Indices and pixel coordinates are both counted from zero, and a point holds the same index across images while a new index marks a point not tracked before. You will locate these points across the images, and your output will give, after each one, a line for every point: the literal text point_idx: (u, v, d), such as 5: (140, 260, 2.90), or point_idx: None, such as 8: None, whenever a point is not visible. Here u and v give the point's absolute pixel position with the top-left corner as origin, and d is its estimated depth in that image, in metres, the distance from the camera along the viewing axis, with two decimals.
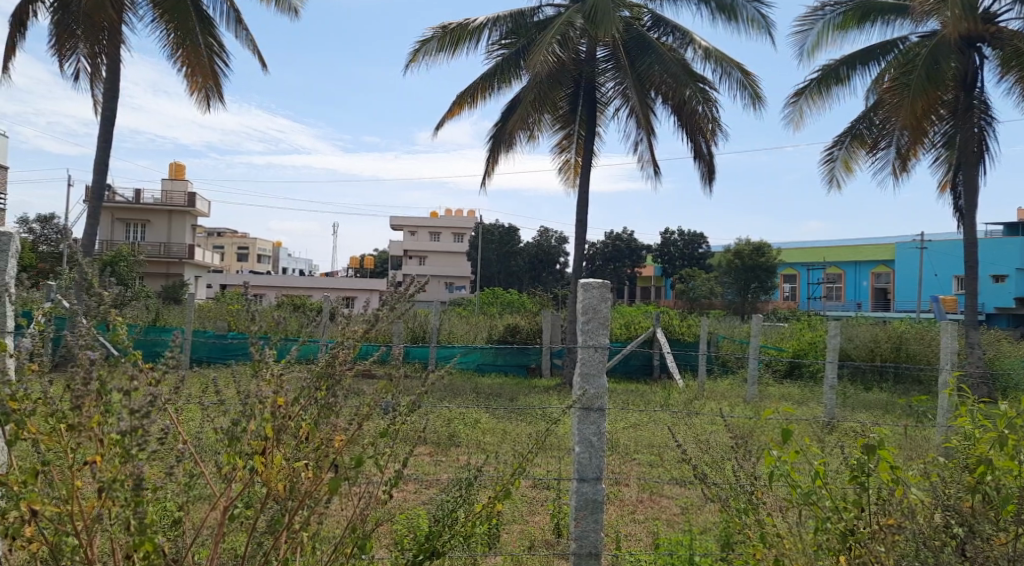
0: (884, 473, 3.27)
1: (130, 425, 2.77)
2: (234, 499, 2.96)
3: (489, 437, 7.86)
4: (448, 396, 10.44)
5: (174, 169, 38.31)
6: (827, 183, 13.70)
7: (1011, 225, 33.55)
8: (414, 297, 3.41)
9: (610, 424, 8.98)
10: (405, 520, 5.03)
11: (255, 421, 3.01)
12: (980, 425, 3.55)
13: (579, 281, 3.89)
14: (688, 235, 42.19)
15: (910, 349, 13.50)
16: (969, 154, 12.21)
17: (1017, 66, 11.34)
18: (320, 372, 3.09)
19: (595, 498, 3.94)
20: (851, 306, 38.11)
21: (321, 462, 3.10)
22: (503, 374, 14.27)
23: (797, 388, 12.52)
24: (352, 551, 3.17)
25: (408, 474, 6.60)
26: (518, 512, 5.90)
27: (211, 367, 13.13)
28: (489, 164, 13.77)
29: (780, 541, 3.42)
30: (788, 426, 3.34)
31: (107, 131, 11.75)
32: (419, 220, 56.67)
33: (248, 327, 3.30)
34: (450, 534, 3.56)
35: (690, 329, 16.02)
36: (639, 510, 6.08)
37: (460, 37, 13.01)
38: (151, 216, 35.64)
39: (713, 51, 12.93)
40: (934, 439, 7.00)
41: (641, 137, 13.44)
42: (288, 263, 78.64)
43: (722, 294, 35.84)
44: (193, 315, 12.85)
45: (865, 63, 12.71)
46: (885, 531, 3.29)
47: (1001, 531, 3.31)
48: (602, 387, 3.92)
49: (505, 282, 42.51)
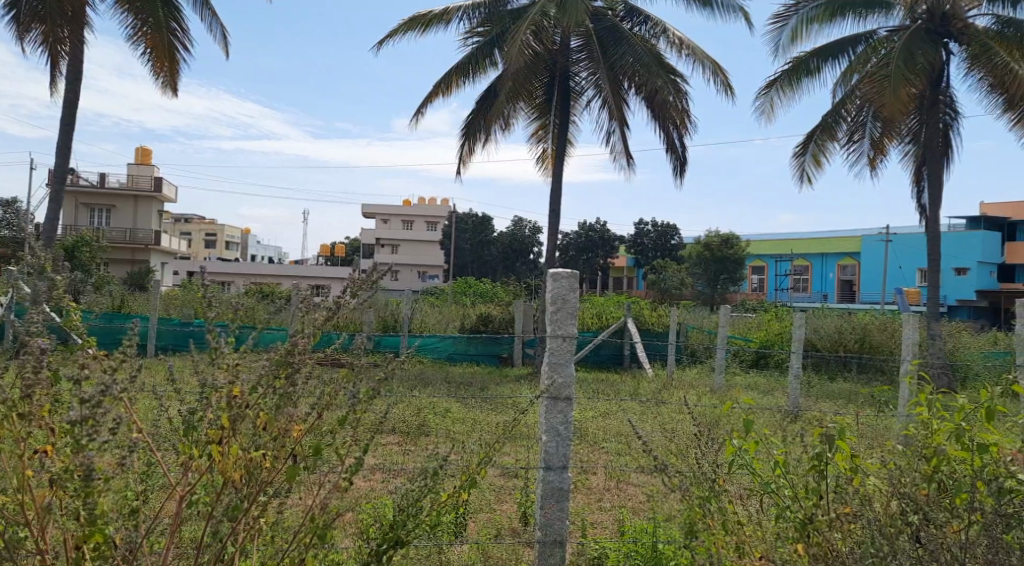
0: (842, 462, 3.35)
1: (80, 415, 2.70)
2: (190, 487, 2.93)
3: (459, 425, 7.86)
4: (417, 384, 10.40)
5: (140, 153, 37.72)
6: (798, 179, 13.83)
7: (974, 219, 34.01)
8: (379, 283, 3.38)
9: (579, 412, 9.03)
10: (370, 509, 5.04)
11: (212, 410, 2.99)
12: (938, 415, 3.49)
13: (548, 271, 3.89)
14: (660, 226, 42.44)
15: (873, 341, 13.73)
16: (935, 148, 12.37)
17: (984, 61, 11.53)
18: (279, 360, 3.03)
19: (561, 486, 3.95)
20: (818, 297, 38.67)
21: (279, 453, 3.08)
22: (475, 363, 14.21)
23: (763, 378, 12.71)
24: (312, 540, 3.12)
25: (376, 461, 6.61)
26: (485, 500, 5.91)
27: (175, 354, 12.94)
28: (465, 154, 13.72)
29: (741, 527, 3.49)
30: (748, 418, 3.41)
31: (70, 114, 11.51)
32: (391, 208, 56.32)
33: (205, 314, 3.23)
34: (414, 524, 3.50)
35: (660, 319, 16.13)
36: (605, 498, 6.12)
37: (433, 23, 12.91)
38: (116, 200, 35.03)
39: (687, 40, 12.95)
40: (894, 428, 7.10)
41: (614, 128, 13.47)
42: (256, 250, 77.99)
43: (693, 284, 36.17)
44: (156, 302, 12.66)
45: (835, 56, 12.82)
46: (841, 519, 3.36)
47: (956, 519, 3.31)
48: (569, 376, 3.91)
49: (477, 271, 42.51)
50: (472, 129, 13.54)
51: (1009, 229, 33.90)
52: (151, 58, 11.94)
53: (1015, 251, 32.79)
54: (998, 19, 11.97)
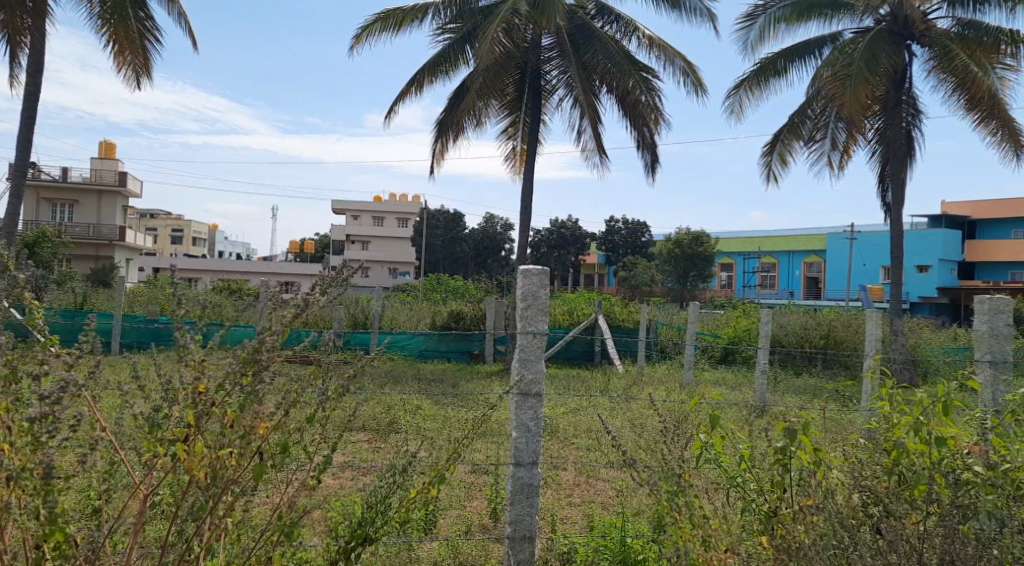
0: (805, 456, 3.41)
1: (39, 412, 2.72)
2: (154, 486, 2.89)
3: (430, 422, 7.85)
4: (388, 381, 10.37)
5: (104, 147, 37.10)
6: (765, 178, 13.98)
7: (935, 217, 34.64)
8: (349, 281, 3.36)
9: (550, 408, 9.07)
10: (339, 507, 5.02)
11: (177, 408, 2.97)
12: (898, 409, 3.57)
13: (519, 267, 3.90)
14: (631, 223, 42.71)
15: (838, 337, 13.97)
16: (899, 148, 12.59)
17: (945, 62, 11.76)
18: (246, 357, 3.00)
19: (531, 483, 3.97)
20: (784, 294, 39.12)
21: (245, 451, 3.04)
22: (447, 360, 14.22)
23: (730, 373, 12.89)
24: (279, 539, 3.11)
25: (345, 458, 6.60)
26: (456, 497, 5.92)
27: (140, 352, 12.75)
28: (437, 151, 13.69)
29: (707, 521, 3.53)
30: (714, 413, 3.47)
31: (31, 107, 11.29)
32: (362, 205, 56.00)
33: (173, 311, 3.18)
34: (383, 521, 3.50)
35: (630, 315, 16.25)
36: (575, 493, 6.15)
37: (404, 20, 12.86)
38: (79, 195, 34.45)
39: (657, 40, 13.05)
40: (856, 422, 7.24)
41: (586, 126, 13.54)
42: (224, 246, 77.14)
43: (663, 281, 36.45)
44: (120, 299, 12.45)
45: (802, 57, 13.00)
46: (805, 511, 3.39)
47: (914, 511, 3.36)
48: (539, 372, 3.92)
49: (448, 267, 42.41)
50: (443, 126, 13.52)
51: (969, 227, 34.60)
52: (114, 50, 11.73)
53: (974, 248, 33.77)
54: (958, 22, 12.22)
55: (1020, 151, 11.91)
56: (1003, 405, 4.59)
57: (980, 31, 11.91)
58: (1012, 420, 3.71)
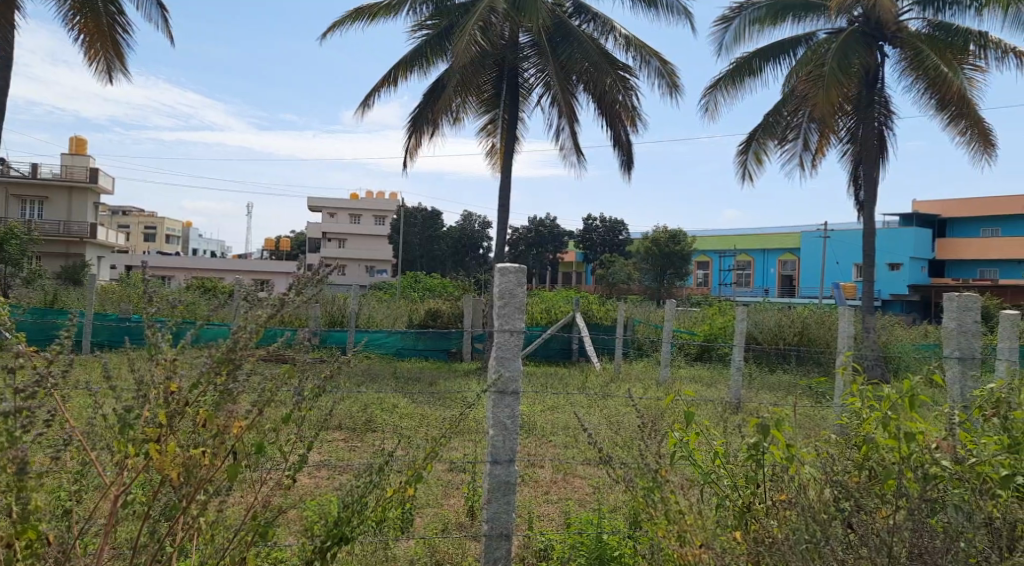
0: (777, 452, 3.49)
1: (13, 406, 2.66)
2: (125, 485, 2.87)
3: (407, 421, 7.83)
4: (365, 379, 10.33)
5: (75, 143, 36.56)
6: (740, 176, 14.08)
7: (906, 215, 35.09)
8: (325, 280, 3.33)
9: (528, 406, 9.10)
10: (314, 506, 5.00)
11: (148, 407, 2.94)
12: (868, 405, 3.69)
13: (496, 266, 3.90)
14: (608, 221, 42.87)
15: (811, 334, 14.12)
16: (871, 148, 12.76)
17: (915, 63, 11.93)
18: (221, 357, 2.97)
19: (508, 480, 3.97)
20: (759, 292, 39.48)
21: (219, 450, 3.00)
22: (424, 358, 14.20)
23: (706, 370, 12.99)
24: (252, 539, 3.10)
25: (321, 456, 6.58)
26: (433, 495, 5.91)
27: (111, 351, 12.58)
28: (412, 148, 13.65)
29: (682, 517, 3.56)
30: (688, 411, 3.54)
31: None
32: (338, 202, 55.72)
33: (143, 309, 3.13)
34: (359, 520, 3.48)
35: (607, 313, 16.33)
36: (552, 490, 6.18)
37: (380, 16, 12.80)
38: (49, 191, 33.95)
39: (633, 39, 13.10)
40: (828, 418, 7.34)
41: (563, 125, 13.58)
42: (198, 244, 76.42)
43: (640, 279, 36.61)
44: (91, 297, 12.28)
45: (777, 57, 13.11)
46: (777, 506, 3.52)
47: (885, 505, 3.40)
48: (517, 369, 3.93)
49: (426, 266, 42.33)
50: (419, 123, 13.48)
51: (939, 226, 35.11)
52: (84, 43, 11.54)
53: (944, 247, 34.27)
54: (930, 23, 12.40)
55: (990, 151, 12.10)
56: (971, 400, 4.69)
57: (950, 32, 12.16)
58: (979, 417, 3.83)
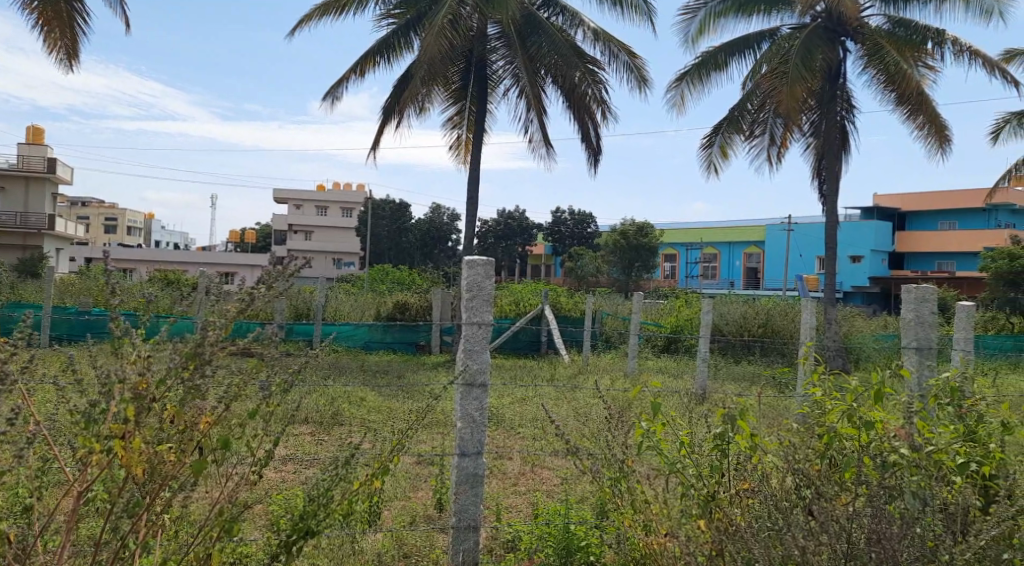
0: (742, 442, 3.54)
1: None
2: (89, 482, 2.82)
3: (374, 414, 7.81)
4: (333, 373, 10.29)
5: (31, 132, 35.68)
6: (705, 169, 14.19)
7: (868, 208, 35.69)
8: (296, 274, 3.32)
9: (496, 399, 9.12)
10: (280, 501, 4.96)
11: (115, 402, 2.89)
12: (831, 396, 3.75)
13: (464, 259, 3.90)
14: (577, 214, 43.02)
15: (775, 325, 14.31)
16: (832, 143, 12.97)
17: (876, 60, 12.13)
18: (189, 352, 2.95)
19: (476, 472, 3.98)
20: (725, 284, 39.94)
21: (185, 445, 3.01)
22: (392, 351, 14.10)
23: (673, 361, 13.13)
24: (218, 534, 3.06)
25: (288, 451, 6.54)
26: (400, 488, 5.91)
27: (72, 345, 12.33)
28: (378, 138, 13.54)
29: (648, 506, 3.66)
30: (655, 401, 3.56)
31: None
32: (305, 194, 55.20)
33: (108, 302, 3.08)
34: (325, 513, 3.43)
35: (575, 305, 16.41)
36: (520, 482, 6.20)
37: (347, 6, 12.70)
38: (5, 182, 33.23)
39: (601, 32, 13.14)
40: (790, 409, 7.45)
41: (531, 118, 13.58)
42: (161, 236, 75.25)
43: (608, 272, 36.84)
44: (50, 290, 12.02)
45: (742, 51, 13.24)
46: (740, 495, 3.56)
47: (845, 492, 3.47)
48: (485, 362, 3.94)
49: (393, 258, 42.13)
50: (386, 114, 13.39)
51: (898, 219, 35.74)
52: (43, 29, 11.22)
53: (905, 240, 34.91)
54: (890, 19, 12.60)
55: (946, 147, 12.37)
56: (928, 390, 4.78)
57: (910, 30, 12.38)
58: (934, 405, 3.91)
